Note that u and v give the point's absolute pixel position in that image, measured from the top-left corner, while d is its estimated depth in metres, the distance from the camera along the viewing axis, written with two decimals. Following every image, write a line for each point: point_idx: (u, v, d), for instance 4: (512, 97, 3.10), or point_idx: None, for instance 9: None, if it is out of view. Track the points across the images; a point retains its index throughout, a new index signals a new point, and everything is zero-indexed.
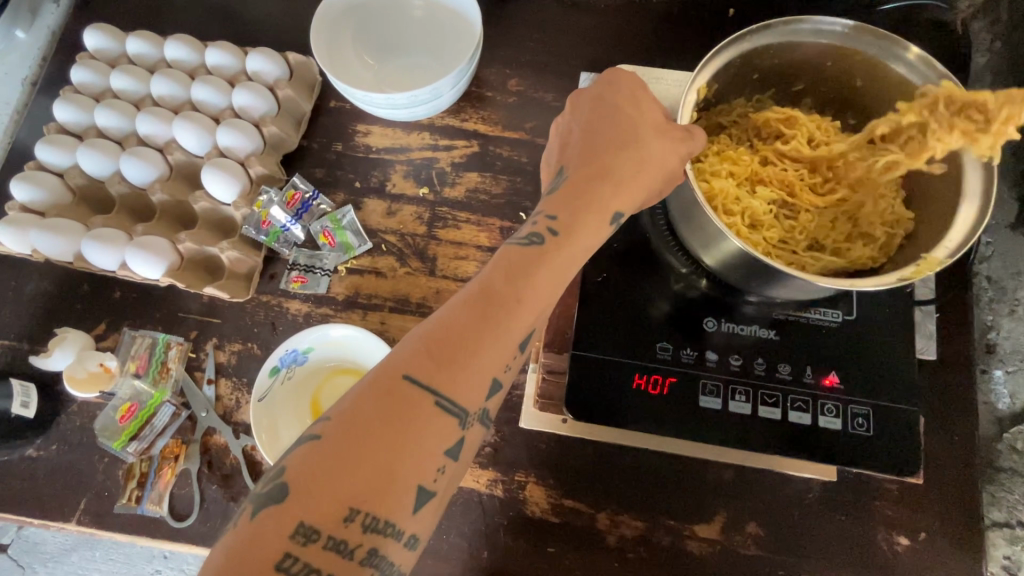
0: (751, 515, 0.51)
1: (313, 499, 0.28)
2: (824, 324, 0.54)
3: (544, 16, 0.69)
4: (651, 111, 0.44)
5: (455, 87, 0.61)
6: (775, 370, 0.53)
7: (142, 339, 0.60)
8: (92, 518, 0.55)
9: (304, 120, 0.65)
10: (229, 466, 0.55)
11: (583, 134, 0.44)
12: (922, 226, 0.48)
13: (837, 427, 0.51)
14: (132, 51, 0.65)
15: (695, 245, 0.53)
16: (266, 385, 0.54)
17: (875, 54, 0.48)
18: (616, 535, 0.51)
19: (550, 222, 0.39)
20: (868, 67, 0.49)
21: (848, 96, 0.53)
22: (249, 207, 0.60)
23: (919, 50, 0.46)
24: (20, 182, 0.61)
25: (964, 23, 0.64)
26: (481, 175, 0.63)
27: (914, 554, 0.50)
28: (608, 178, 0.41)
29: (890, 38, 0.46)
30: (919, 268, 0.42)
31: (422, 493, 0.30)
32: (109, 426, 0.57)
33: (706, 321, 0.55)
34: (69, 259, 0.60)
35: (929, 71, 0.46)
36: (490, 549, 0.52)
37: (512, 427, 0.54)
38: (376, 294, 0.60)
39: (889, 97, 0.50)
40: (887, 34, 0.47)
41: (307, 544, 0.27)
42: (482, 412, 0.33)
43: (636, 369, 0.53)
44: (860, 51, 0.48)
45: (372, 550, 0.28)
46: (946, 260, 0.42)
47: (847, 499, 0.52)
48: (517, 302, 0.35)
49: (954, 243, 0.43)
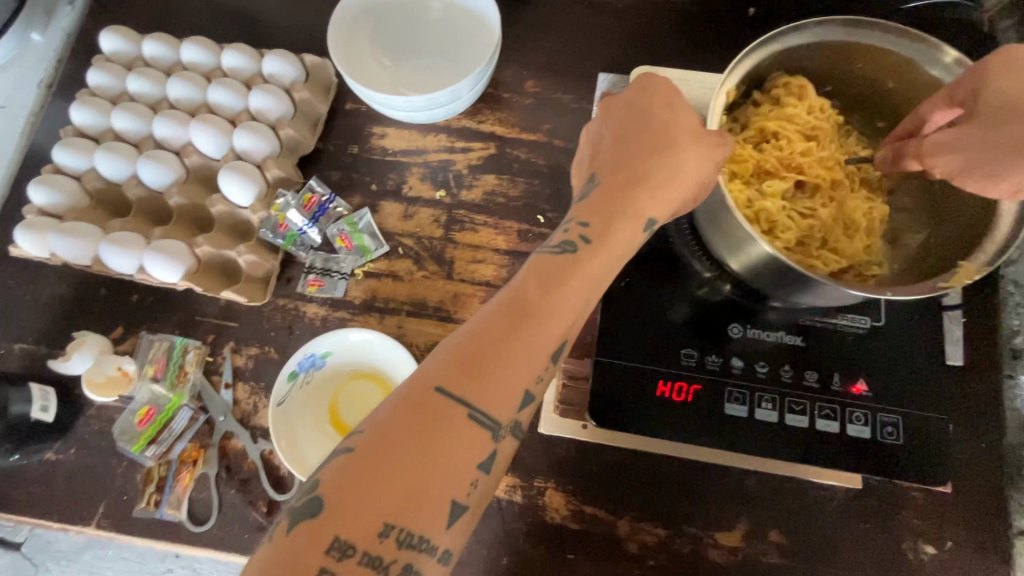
0: (774, 523, 0.51)
1: (349, 515, 0.27)
2: (851, 330, 0.53)
3: (561, 16, 0.68)
4: (685, 117, 0.43)
5: (473, 88, 0.60)
6: (801, 377, 0.52)
7: (159, 342, 0.59)
8: (111, 522, 0.55)
9: (321, 122, 0.65)
10: (247, 470, 0.55)
11: (615, 140, 0.43)
12: (953, 232, 0.47)
13: (866, 435, 0.50)
14: (148, 53, 0.65)
15: (721, 249, 0.52)
16: (285, 390, 0.54)
17: (913, 57, 0.46)
18: (637, 542, 0.51)
19: (582, 230, 0.38)
20: (901, 69, 0.48)
21: (876, 96, 0.52)
22: (266, 210, 0.60)
23: (955, 51, 0.44)
24: (38, 185, 0.61)
25: (990, 21, 0.63)
26: (498, 177, 0.63)
27: (940, 563, 0.49)
28: (642, 184, 0.40)
29: (924, 39, 0.45)
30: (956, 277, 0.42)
31: (456, 507, 0.30)
32: (128, 430, 0.57)
33: (731, 327, 0.54)
34: (87, 262, 0.60)
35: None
36: (509, 555, 0.51)
37: (531, 433, 0.54)
38: (393, 297, 0.60)
39: (920, 101, 0.49)
40: (923, 36, 0.45)
41: (342, 559, 0.27)
42: (514, 424, 0.33)
43: (660, 376, 0.53)
44: (892, 52, 0.47)
45: (407, 566, 0.28)
46: (983, 270, 0.41)
47: (873, 507, 0.51)
48: (549, 311, 0.34)
49: (992, 250, 0.42)
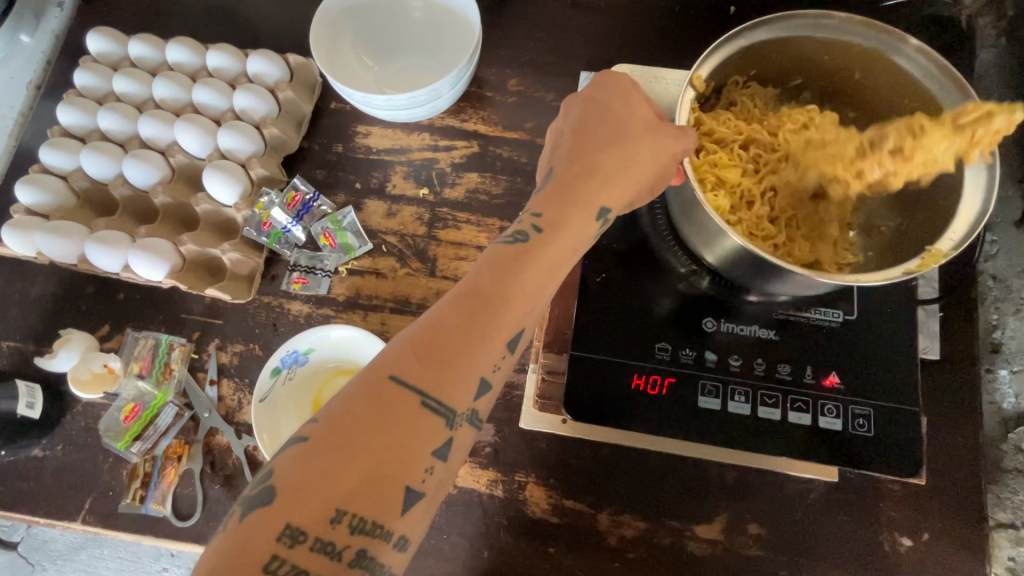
0: (751, 516, 0.51)
1: (299, 501, 0.28)
2: (824, 323, 0.54)
3: (544, 15, 0.68)
4: (641, 112, 0.44)
5: (454, 87, 0.60)
6: (775, 370, 0.52)
7: (145, 340, 0.60)
8: (97, 517, 0.56)
9: (305, 122, 0.65)
10: (232, 465, 0.56)
11: (573, 133, 0.44)
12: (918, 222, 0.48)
13: (838, 427, 0.51)
14: (133, 53, 0.65)
15: (696, 243, 0.53)
16: (268, 386, 0.54)
17: (877, 48, 0.47)
18: (616, 535, 0.51)
19: (536, 220, 0.39)
20: (869, 61, 0.49)
21: (845, 87, 0.53)
22: (250, 208, 0.61)
23: (919, 42, 0.45)
24: (24, 185, 0.62)
25: (968, 18, 0.64)
26: (480, 175, 0.63)
27: (917, 555, 0.50)
28: (595, 175, 0.41)
29: (889, 31, 0.46)
30: (923, 261, 0.42)
31: (410, 494, 0.30)
32: (114, 427, 0.57)
33: (706, 320, 0.55)
34: (73, 261, 0.60)
35: (931, 65, 0.45)
36: (490, 549, 0.52)
37: (512, 427, 0.54)
38: (377, 295, 0.60)
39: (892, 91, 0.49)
40: (887, 27, 0.46)
41: (293, 546, 0.27)
42: (471, 412, 0.34)
43: (635, 369, 0.53)
44: (858, 44, 0.48)
45: (361, 551, 0.28)
46: (951, 251, 0.42)
47: (848, 500, 0.51)
48: (504, 300, 0.35)
49: (959, 233, 0.43)
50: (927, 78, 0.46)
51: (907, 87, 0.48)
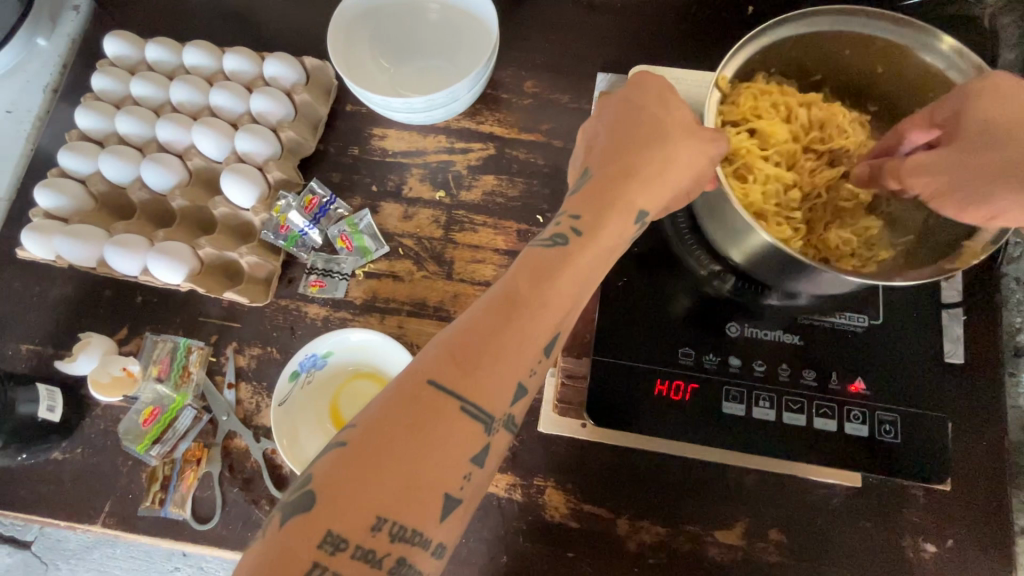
0: (772, 521, 0.51)
1: (340, 507, 0.28)
2: (849, 328, 0.54)
3: (560, 16, 0.68)
4: (677, 111, 0.43)
5: (471, 89, 0.60)
6: (800, 376, 0.52)
7: (164, 343, 0.60)
8: (117, 520, 0.56)
9: (321, 124, 0.65)
10: (250, 469, 0.56)
11: (608, 135, 0.44)
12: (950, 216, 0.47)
13: (863, 434, 0.50)
14: (151, 57, 0.65)
15: (722, 242, 0.52)
16: (286, 390, 0.54)
17: (904, 44, 0.47)
18: (636, 541, 0.51)
19: (573, 222, 0.39)
20: (896, 56, 0.48)
21: (869, 83, 0.52)
22: (268, 212, 0.61)
23: (947, 37, 0.45)
24: (42, 188, 0.62)
25: (991, 17, 0.63)
26: (497, 177, 0.63)
27: (941, 561, 0.49)
28: (632, 177, 0.41)
29: (913, 25, 0.46)
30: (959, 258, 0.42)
31: (450, 501, 0.30)
32: (133, 430, 0.58)
33: (728, 325, 0.54)
34: (91, 264, 0.61)
35: (960, 61, 0.45)
36: (509, 553, 0.52)
37: (530, 431, 0.54)
38: (394, 297, 0.60)
39: (918, 86, 0.49)
40: (911, 22, 0.46)
41: (335, 553, 0.28)
42: (507, 418, 0.33)
43: (657, 375, 0.53)
44: (883, 39, 0.47)
45: (400, 559, 0.29)
46: (986, 251, 0.42)
47: (872, 505, 0.51)
48: (541, 306, 0.35)
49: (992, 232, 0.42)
50: (955, 72, 0.46)
51: (933, 82, 0.48)
